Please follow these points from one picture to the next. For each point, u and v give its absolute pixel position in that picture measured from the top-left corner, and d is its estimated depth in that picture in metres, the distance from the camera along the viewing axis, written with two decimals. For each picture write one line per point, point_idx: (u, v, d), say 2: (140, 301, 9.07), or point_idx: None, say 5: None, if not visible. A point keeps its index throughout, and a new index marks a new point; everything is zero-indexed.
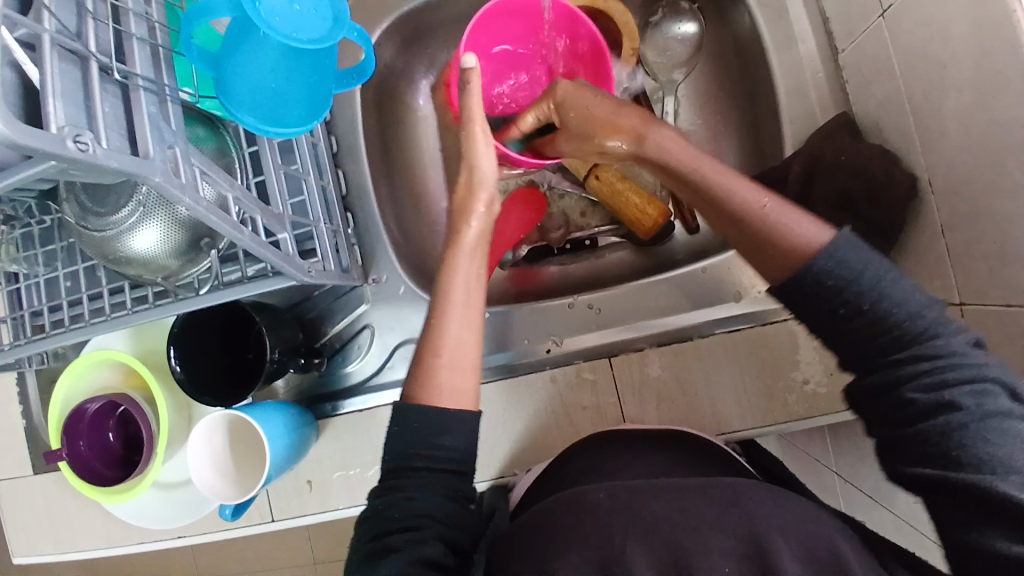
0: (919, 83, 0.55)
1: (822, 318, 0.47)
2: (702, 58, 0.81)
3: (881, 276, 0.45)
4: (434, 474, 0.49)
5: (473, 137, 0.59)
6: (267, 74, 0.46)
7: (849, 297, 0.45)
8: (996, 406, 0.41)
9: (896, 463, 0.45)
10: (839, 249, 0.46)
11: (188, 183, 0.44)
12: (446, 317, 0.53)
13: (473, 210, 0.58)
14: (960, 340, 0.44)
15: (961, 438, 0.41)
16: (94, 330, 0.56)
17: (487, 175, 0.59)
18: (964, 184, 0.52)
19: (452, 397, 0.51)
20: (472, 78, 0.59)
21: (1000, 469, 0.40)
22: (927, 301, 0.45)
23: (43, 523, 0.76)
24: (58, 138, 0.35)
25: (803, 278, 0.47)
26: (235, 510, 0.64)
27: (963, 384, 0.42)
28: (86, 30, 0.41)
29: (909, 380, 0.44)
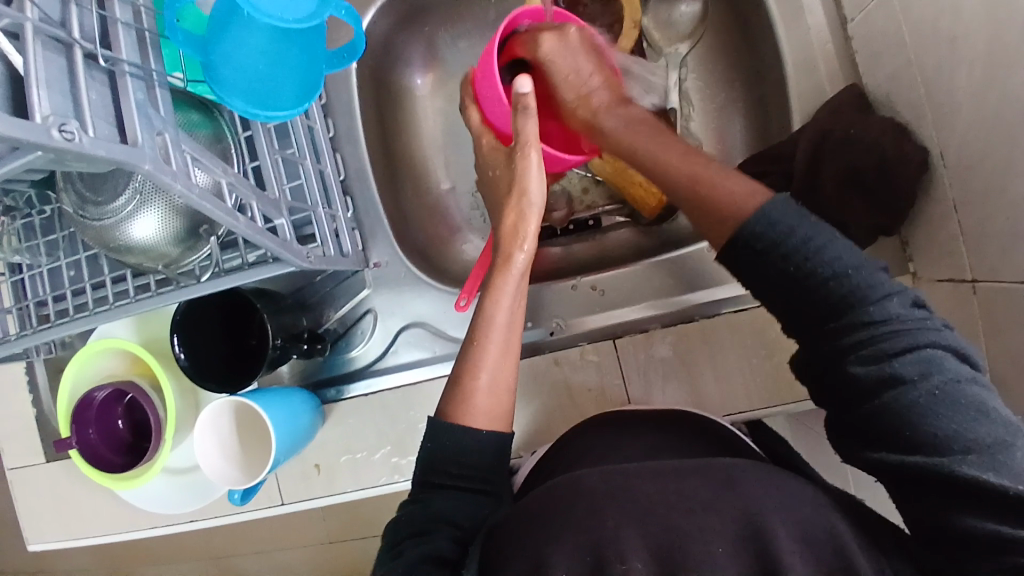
0: (930, 55, 0.53)
1: (765, 282, 0.46)
2: (706, 30, 0.79)
3: (817, 239, 0.44)
4: (438, 467, 0.50)
5: (529, 166, 0.56)
6: (255, 55, 0.44)
7: (785, 263, 0.44)
8: (943, 375, 0.40)
9: (853, 444, 0.44)
10: (775, 215, 0.45)
11: (180, 171, 0.43)
12: (488, 343, 0.53)
13: (524, 233, 0.56)
14: (896, 304, 0.42)
15: (910, 415, 0.40)
16: (97, 319, 0.56)
17: (535, 200, 0.56)
18: (977, 161, 0.50)
19: (485, 417, 0.52)
20: (529, 103, 0.56)
21: (956, 446, 0.38)
22: (859, 263, 0.43)
23: (57, 508, 0.77)
24: (43, 128, 0.34)
25: (741, 244, 0.46)
26: (243, 494, 0.66)
27: (904, 355, 0.40)
28: (69, 16, 0.40)
29: (851, 354, 0.42)
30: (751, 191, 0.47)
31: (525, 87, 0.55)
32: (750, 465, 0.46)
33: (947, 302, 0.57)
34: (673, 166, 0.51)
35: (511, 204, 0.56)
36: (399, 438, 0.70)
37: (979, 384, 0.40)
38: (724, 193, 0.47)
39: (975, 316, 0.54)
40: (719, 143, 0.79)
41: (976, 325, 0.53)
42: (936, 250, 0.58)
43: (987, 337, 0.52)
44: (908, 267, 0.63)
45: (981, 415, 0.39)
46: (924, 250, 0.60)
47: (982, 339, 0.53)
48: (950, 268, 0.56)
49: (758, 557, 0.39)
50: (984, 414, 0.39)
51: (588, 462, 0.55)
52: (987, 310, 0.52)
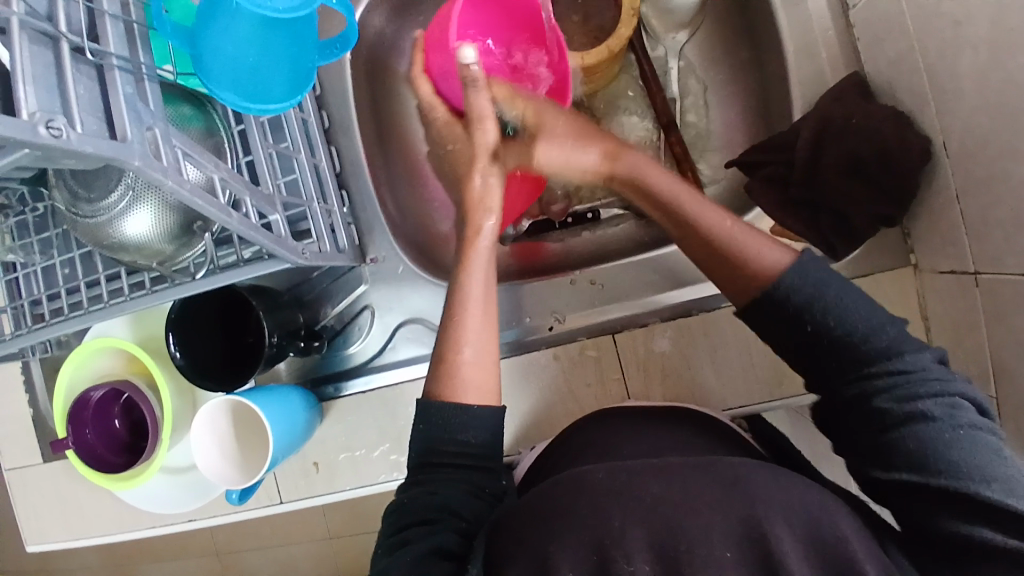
0: (933, 41, 0.52)
1: (789, 333, 0.47)
2: (705, 19, 0.78)
3: (845, 295, 0.46)
4: (438, 446, 0.49)
5: (484, 132, 0.59)
6: (244, 48, 0.44)
7: (818, 315, 0.46)
8: (965, 418, 0.42)
9: (872, 473, 0.44)
10: (808, 268, 0.47)
11: (171, 166, 0.43)
12: (466, 313, 0.53)
13: (489, 206, 0.58)
14: (925, 355, 0.45)
15: (938, 446, 0.41)
16: (91, 317, 0.55)
17: (494, 171, 0.59)
18: (981, 148, 0.49)
19: (479, 394, 0.51)
20: (472, 74, 0.59)
21: (979, 476, 0.40)
22: (891, 317, 0.46)
23: (56, 510, 0.77)
24: (30, 124, 0.34)
25: (773, 296, 0.47)
26: (241, 494, 0.64)
27: (933, 395, 0.43)
28: (57, 10, 0.39)
29: (879, 393, 0.44)
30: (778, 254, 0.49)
31: (468, 59, 0.60)
32: (756, 466, 0.45)
33: (951, 292, 0.56)
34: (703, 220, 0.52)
35: (475, 177, 0.59)
36: (398, 434, 0.70)
37: (996, 434, 0.43)
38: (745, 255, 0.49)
39: (978, 306, 0.53)
40: (718, 135, 0.78)
41: (980, 315, 0.53)
42: (938, 240, 0.57)
43: (991, 326, 0.52)
44: (910, 258, 0.63)
45: (1001, 456, 0.41)
46: (927, 240, 0.59)
47: (986, 330, 0.52)
48: (953, 258, 0.56)
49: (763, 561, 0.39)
50: (1003, 456, 0.41)
51: (589, 457, 0.54)
52: (991, 300, 0.51)
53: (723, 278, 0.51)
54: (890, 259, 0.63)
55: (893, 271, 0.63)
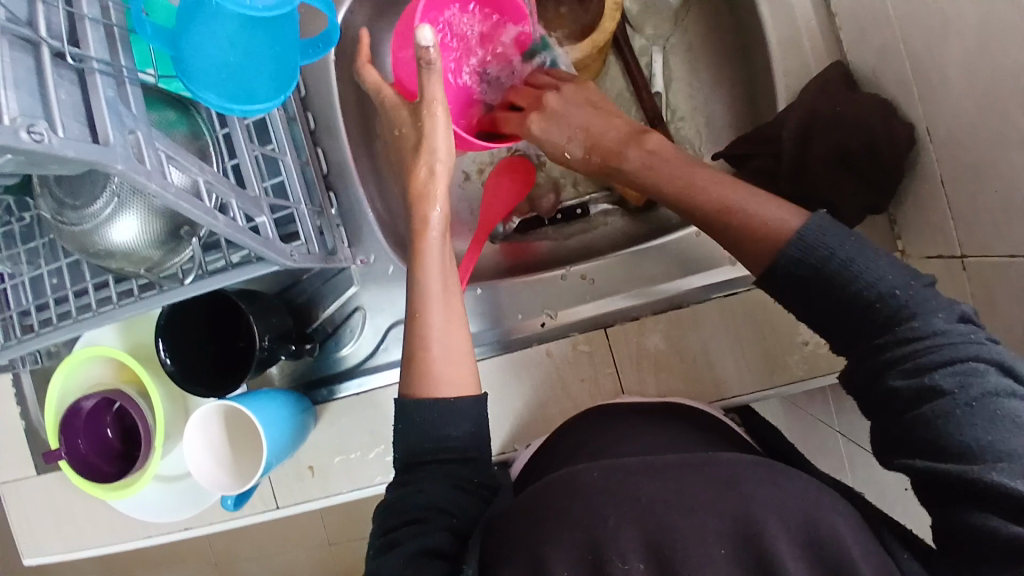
0: (917, 29, 0.53)
1: (803, 301, 0.47)
2: (690, 14, 0.78)
3: (856, 260, 0.45)
4: (415, 444, 0.49)
5: (435, 122, 0.53)
6: (226, 49, 0.44)
7: (829, 284, 0.45)
8: (983, 386, 0.40)
9: (890, 450, 0.44)
10: (814, 236, 0.46)
11: (155, 169, 0.42)
12: (428, 310, 0.52)
13: (435, 193, 0.55)
14: (941, 319, 0.43)
15: (947, 424, 0.40)
16: (80, 326, 0.55)
17: (443, 158, 0.55)
18: (967, 134, 0.50)
19: (452, 387, 0.50)
20: (431, 58, 0.49)
21: (988, 455, 0.38)
22: (907, 281, 0.44)
23: (50, 523, 0.76)
24: (10, 129, 0.34)
25: (780, 266, 0.47)
26: (236, 499, 0.65)
27: (945, 365, 0.41)
28: (36, 14, 0.39)
29: (891, 367, 0.43)
30: (792, 216, 0.48)
31: (427, 41, 0.47)
32: (749, 463, 0.45)
33: (940, 279, 0.57)
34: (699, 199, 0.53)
35: (420, 166, 0.55)
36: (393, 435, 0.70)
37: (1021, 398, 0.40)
38: (758, 221, 0.49)
39: (967, 293, 0.53)
40: (706, 129, 0.78)
41: (969, 301, 0.53)
42: (926, 228, 0.58)
43: (980, 311, 0.52)
44: (896, 246, 0.63)
45: (1019, 427, 0.38)
46: (914, 228, 0.60)
47: (975, 315, 0.53)
48: (941, 245, 0.56)
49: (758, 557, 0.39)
50: (1023, 426, 0.38)
51: (583, 454, 0.54)
52: (980, 286, 0.52)
53: (739, 249, 0.51)
54: (878, 249, 0.63)
55: None
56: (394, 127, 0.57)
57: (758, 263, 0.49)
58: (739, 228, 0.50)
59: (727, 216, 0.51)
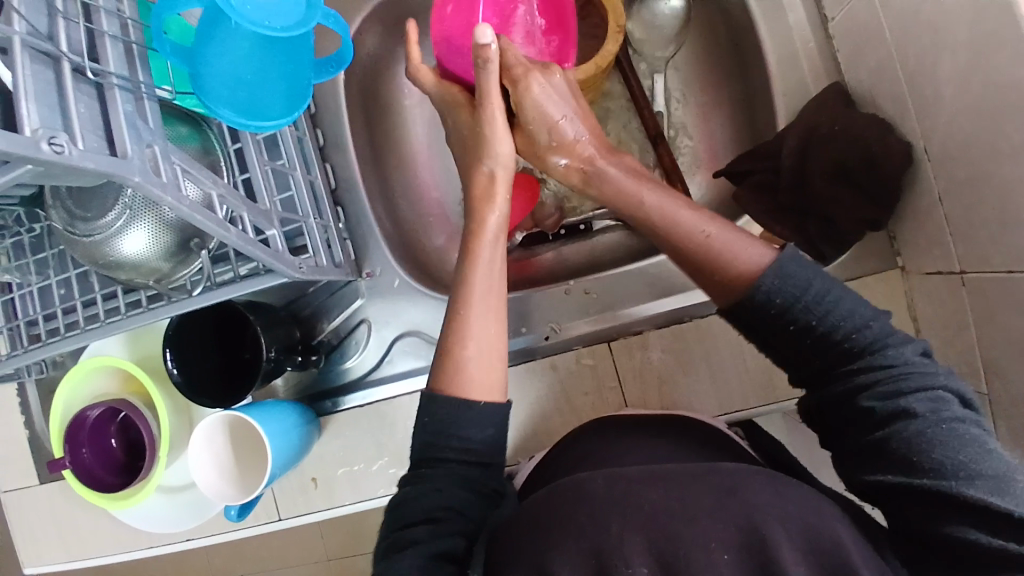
0: (912, 49, 0.54)
1: (773, 332, 0.47)
2: (690, 33, 0.80)
3: (829, 293, 0.46)
4: (439, 442, 0.49)
5: (494, 127, 0.57)
6: (241, 65, 0.45)
7: (802, 315, 0.46)
8: (950, 413, 0.42)
9: (857, 470, 0.44)
10: (787, 266, 0.47)
11: (170, 182, 0.43)
12: (470, 310, 0.52)
13: (496, 196, 0.56)
14: (909, 349, 0.45)
15: (921, 443, 0.41)
16: (87, 336, 0.55)
17: (501, 163, 0.58)
18: (962, 149, 0.51)
19: (482, 390, 0.50)
20: (490, 55, 0.54)
21: (962, 473, 0.40)
22: (875, 313, 0.46)
23: (52, 533, 0.76)
24: (32, 141, 0.34)
25: (756, 297, 0.47)
26: (240, 510, 0.65)
27: (918, 391, 0.43)
28: (57, 30, 0.40)
29: (864, 392, 0.44)
30: (761, 258, 0.48)
31: (486, 38, 0.53)
32: (753, 473, 0.46)
33: (940, 294, 0.58)
34: (679, 224, 0.51)
35: (483, 169, 0.58)
36: (397, 448, 0.70)
37: (979, 427, 0.42)
38: (727, 259, 0.48)
39: (967, 307, 0.54)
40: (706, 147, 0.80)
41: (969, 315, 0.54)
42: (925, 242, 0.59)
43: (979, 325, 0.53)
44: (897, 261, 0.64)
45: (985, 450, 0.41)
46: (913, 243, 0.61)
47: (974, 329, 0.53)
48: (940, 259, 0.57)
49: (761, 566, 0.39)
50: (988, 450, 0.41)
51: (587, 465, 0.55)
52: (978, 300, 0.52)
53: (708, 282, 0.50)
54: (878, 264, 0.64)
55: (881, 274, 0.64)
56: (459, 130, 0.61)
57: (729, 297, 0.49)
58: (709, 263, 0.49)
59: (701, 248, 0.50)
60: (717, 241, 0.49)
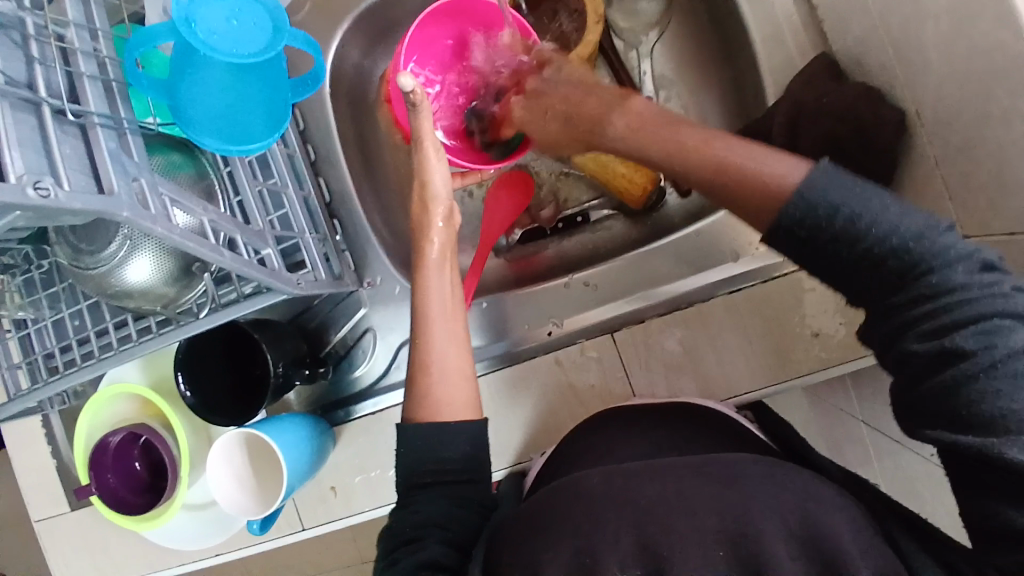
0: (894, 16, 0.53)
1: (821, 261, 0.43)
2: (673, 15, 0.79)
3: (872, 204, 0.41)
4: (423, 461, 0.49)
5: (427, 157, 0.56)
6: (217, 94, 0.45)
7: (837, 239, 0.41)
8: (1011, 346, 0.36)
9: (911, 420, 0.41)
10: (818, 187, 0.42)
11: (160, 214, 0.44)
12: (430, 338, 0.52)
13: (428, 225, 0.56)
14: (969, 268, 0.39)
15: (970, 392, 0.37)
16: (102, 365, 0.56)
17: (443, 195, 0.57)
18: (953, 116, 0.50)
19: (450, 409, 0.51)
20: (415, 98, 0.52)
21: (1014, 426, 0.35)
22: (923, 226, 0.40)
23: (87, 556, 0.79)
24: (17, 187, 0.35)
25: (783, 226, 0.43)
26: (262, 523, 0.67)
27: (971, 323, 0.38)
28: (36, 77, 0.41)
29: (912, 327, 0.40)
30: (791, 170, 0.43)
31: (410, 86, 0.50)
32: (750, 460, 0.46)
33: None
34: (698, 165, 0.48)
35: (421, 202, 0.57)
36: None
37: None
38: (751, 174, 0.45)
39: None
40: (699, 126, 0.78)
41: None
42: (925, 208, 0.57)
43: None
44: None
45: None
46: None
47: None
48: None
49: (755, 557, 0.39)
50: None
51: (592, 461, 0.55)
52: None
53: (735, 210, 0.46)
54: None
55: None
56: None
57: (759, 224, 0.45)
58: (730, 188, 0.46)
59: (724, 175, 0.46)
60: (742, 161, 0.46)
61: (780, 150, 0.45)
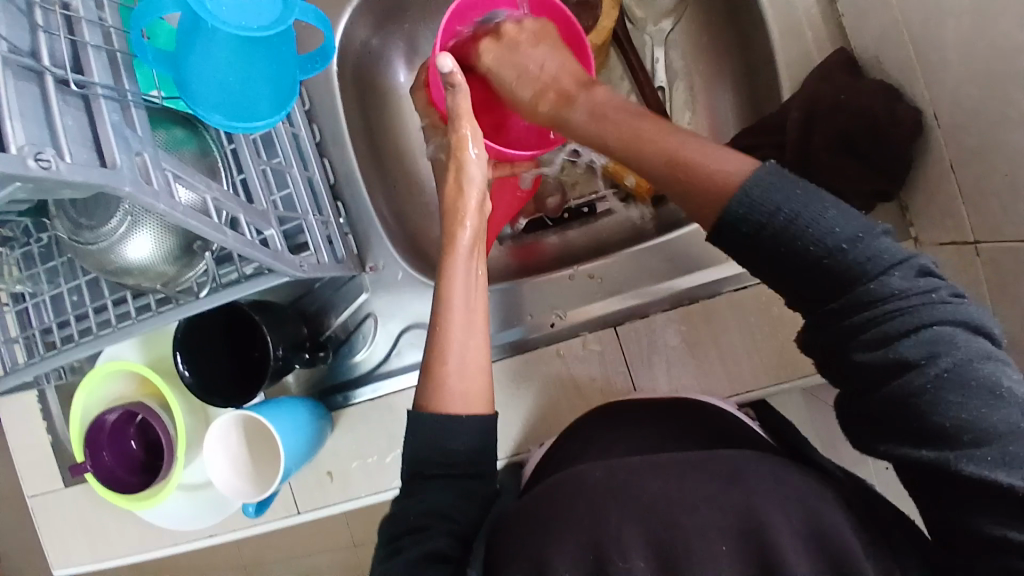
0: (916, 13, 0.52)
1: (761, 264, 0.43)
2: (689, 6, 0.78)
3: (810, 207, 0.40)
4: (426, 453, 0.49)
5: (465, 137, 0.57)
6: (224, 69, 0.44)
7: (776, 241, 0.41)
8: (954, 356, 0.38)
9: (863, 430, 0.42)
10: (757, 189, 0.41)
11: (162, 190, 0.43)
12: (449, 326, 0.52)
13: (464, 209, 0.56)
14: (905, 275, 0.39)
15: (921, 404, 0.38)
16: (101, 341, 0.56)
17: (477, 177, 0.57)
18: (971, 117, 0.49)
19: (466, 403, 0.50)
20: (456, 80, 0.56)
21: (967, 437, 0.37)
22: (859, 230, 0.40)
23: (80, 534, 0.78)
24: (18, 157, 0.34)
25: (727, 226, 0.42)
26: (258, 506, 0.67)
27: (913, 333, 0.38)
28: (39, 45, 0.39)
29: (855, 336, 0.40)
30: (740, 165, 0.43)
31: (448, 67, 0.55)
32: (754, 458, 0.46)
33: (952, 266, 0.56)
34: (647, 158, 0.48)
35: (452, 183, 0.57)
36: None
37: (993, 362, 0.38)
38: (701, 172, 0.44)
39: (980, 280, 0.52)
40: (710, 120, 0.78)
41: (983, 289, 0.52)
42: (937, 211, 0.57)
43: (994, 296, 0.51)
44: (909, 232, 0.62)
45: (996, 401, 0.37)
46: (925, 214, 0.59)
47: (990, 302, 0.51)
48: (952, 230, 0.55)
49: (759, 557, 0.39)
50: (999, 399, 0.37)
51: (593, 454, 0.55)
52: (994, 273, 0.50)
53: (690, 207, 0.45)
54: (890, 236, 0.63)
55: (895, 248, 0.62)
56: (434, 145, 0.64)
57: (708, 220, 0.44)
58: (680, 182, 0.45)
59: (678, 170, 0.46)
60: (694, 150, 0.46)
61: (729, 147, 0.45)
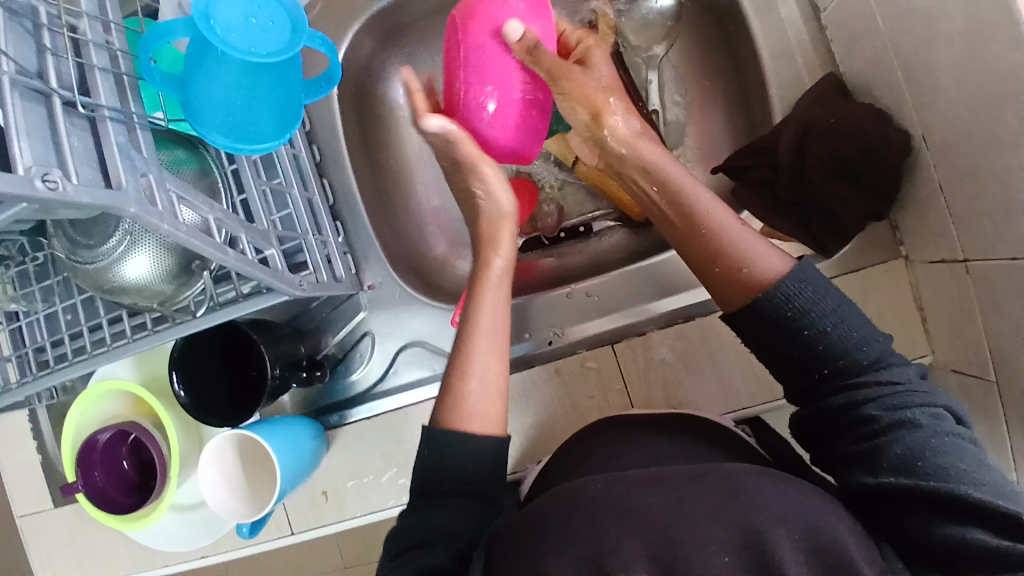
0: (907, 39, 0.54)
1: (780, 343, 0.49)
2: (682, 30, 0.79)
3: (844, 304, 0.48)
4: (435, 475, 0.50)
5: (490, 183, 0.62)
6: (231, 91, 0.45)
7: (809, 325, 0.47)
8: (950, 427, 0.44)
9: (856, 478, 0.45)
10: (802, 275, 0.49)
11: (166, 211, 0.43)
12: (475, 346, 0.55)
13: (500, 242, 0.62)
14: (911, 370, 0.47)
15: (926, 450, 0.42)
16: (96, 360, 0.55)
17: (511, 224, 0.63)
18: (963, 138, 0.50)
19: (483, 424, 0.52)
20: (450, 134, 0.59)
21: (967, 479, 0.41)
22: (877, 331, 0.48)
23: (68, 555, 0.77)
24: (25, 178, 0.35)
25: (760, 305, 0.49)
26: (252, 527, 0.65)
27: (921, 405, 0.45)
28: (46, 67, 0.40)
29: (868, 400, 0.46)
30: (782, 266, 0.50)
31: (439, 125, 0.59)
32: (754, 472, 0.46)
33: (944, 283, 0.58)
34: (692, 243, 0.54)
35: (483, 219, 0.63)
36: (404, 459, 0.70)
37: (976, 444, 0.44)
38: (747, 257, 0.51)
39: (972, 297, 0.54)
40: (704, 140, 0.79)
41: (976, 305, 0.53)
42: (929, 230, 0.58)
43: (986, 314, 0.52)
44: (900, 250, 0.64)
45: (985, 464, 0.42)
46: (916, 233, 0.60)
47: (983, 318, 0.53)
48: (944, 248, 0.57)
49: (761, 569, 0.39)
50: (987, 465, 0.42)
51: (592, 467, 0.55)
52: (985, 289, 0.52)
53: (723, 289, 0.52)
54: (881, 253, 0.65)
55: (888, 264, 0.64)
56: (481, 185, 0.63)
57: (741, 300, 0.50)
58: (725, 263, 0.51)
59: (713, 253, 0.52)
60: (737, 242, 0.51)
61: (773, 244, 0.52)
